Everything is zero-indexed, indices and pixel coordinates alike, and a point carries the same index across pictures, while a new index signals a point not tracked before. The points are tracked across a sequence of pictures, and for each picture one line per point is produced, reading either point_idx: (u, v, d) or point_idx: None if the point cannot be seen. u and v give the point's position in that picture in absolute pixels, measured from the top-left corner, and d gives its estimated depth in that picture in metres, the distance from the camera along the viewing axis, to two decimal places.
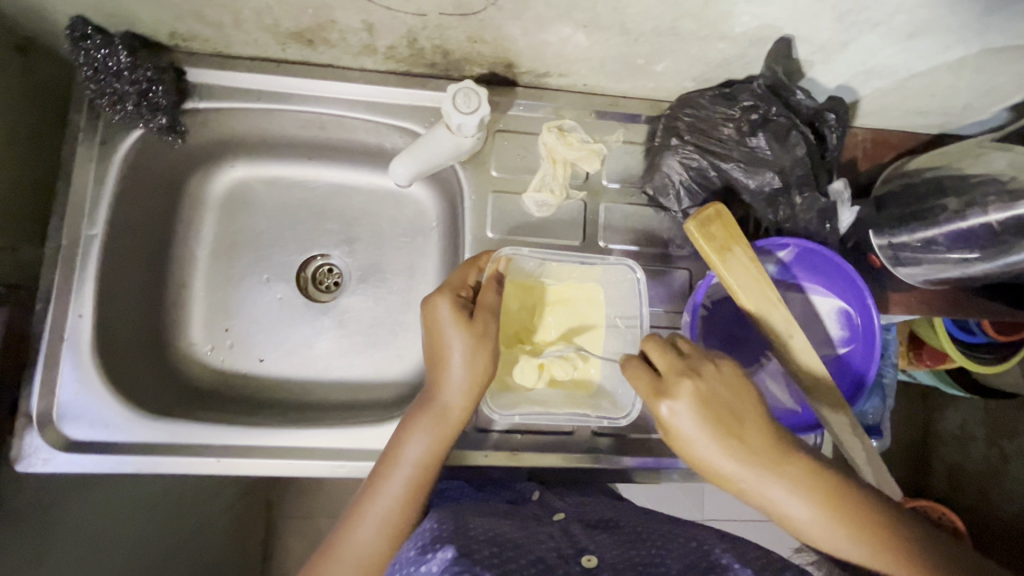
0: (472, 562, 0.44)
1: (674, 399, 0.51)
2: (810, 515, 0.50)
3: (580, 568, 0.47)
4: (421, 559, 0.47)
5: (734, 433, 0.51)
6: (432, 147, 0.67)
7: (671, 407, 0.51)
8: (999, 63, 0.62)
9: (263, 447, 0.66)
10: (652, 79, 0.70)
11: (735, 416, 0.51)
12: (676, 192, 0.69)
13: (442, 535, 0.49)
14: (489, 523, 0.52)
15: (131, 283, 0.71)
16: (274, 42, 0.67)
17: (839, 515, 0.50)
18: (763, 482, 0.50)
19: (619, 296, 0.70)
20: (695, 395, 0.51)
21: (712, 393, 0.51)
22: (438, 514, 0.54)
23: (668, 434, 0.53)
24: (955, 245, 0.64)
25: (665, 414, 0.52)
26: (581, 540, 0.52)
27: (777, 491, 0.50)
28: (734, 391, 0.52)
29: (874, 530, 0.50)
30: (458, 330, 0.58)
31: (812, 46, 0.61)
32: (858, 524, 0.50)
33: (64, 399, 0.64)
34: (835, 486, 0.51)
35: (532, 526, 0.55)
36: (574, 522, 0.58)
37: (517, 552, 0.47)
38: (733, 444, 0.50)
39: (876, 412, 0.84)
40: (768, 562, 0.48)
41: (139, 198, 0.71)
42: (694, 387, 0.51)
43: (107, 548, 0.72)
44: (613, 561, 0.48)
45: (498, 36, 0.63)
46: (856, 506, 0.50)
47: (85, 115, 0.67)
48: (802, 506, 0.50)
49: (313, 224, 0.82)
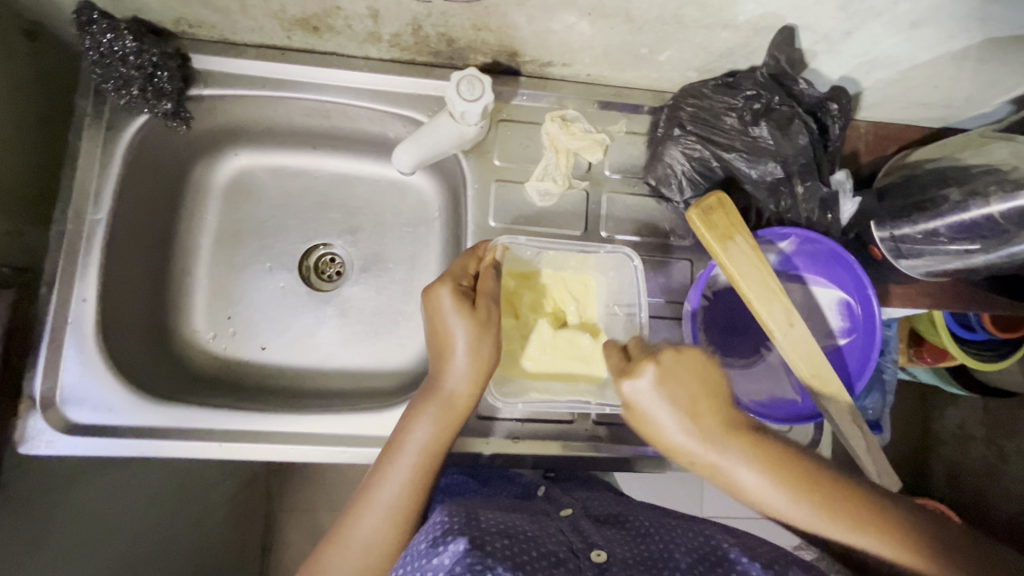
0: (485, 554, 0.43)
1: (636, 377, 0.53)
2: (789, 498, 0.50)
3: (590, 563, 0.46)
4: (432, 552, 0.44)
5: (699, 410, 0.52)
6: (438, 135, 0.67)
7: (635, 385, 0.53)
8: (1003, 53, 0.62)
9: (264, 433, 0.66)
10: (655, 69, 0.71)
11: (696, 395, 0.52)
12: (679, 182, 0.70)
13: (453, 527, 0.47)
14: (500, 517, 0.52)
15: (134, 269, 0.71)
16: (279, 29, 0.67)
17: (820, 496, 0.50)
18: (734, 463, 0.51)
19: (618, 283, 0.70)
20: (659, 371, 0.52)
21: (676, 371, 0.53)
22: (449, 507, 0.52)
23: (633, 413, 0.54)
24: (958, 237, 0.65)
25: (630, 393, 0.53)
26: (591, 535, 0.52)
27: (741, 472, 0.50)
28: (698, 373, 0.53)
29: (856, 508, 0.49)
30: (462, 318, 0.59)
31: (814, 35, 0.62)
32: (840, 503, 0.49)
33: (67, 382, 0.64)
34: (797, 466, 0.51)
35: (542, 521, 0.55)
36: (581, 517, 0.58)
37: (529, 544, 0.47)
38: (696, 421, 0.52)
39: (876, 408, 0.84)
40: (778, 555, 0.48)
41: (143, 184, 0.71)
42: (655, 366, 0.53)
43: (110, 533, 0.72)
44: (624, 556, 0.48)
45: (502, 23, 0.64)
46: (835, 486, 0.50)
47: (92, 100, 0.68)
48: (778, 489, 0.50)
49: (316, 214, 0.82)
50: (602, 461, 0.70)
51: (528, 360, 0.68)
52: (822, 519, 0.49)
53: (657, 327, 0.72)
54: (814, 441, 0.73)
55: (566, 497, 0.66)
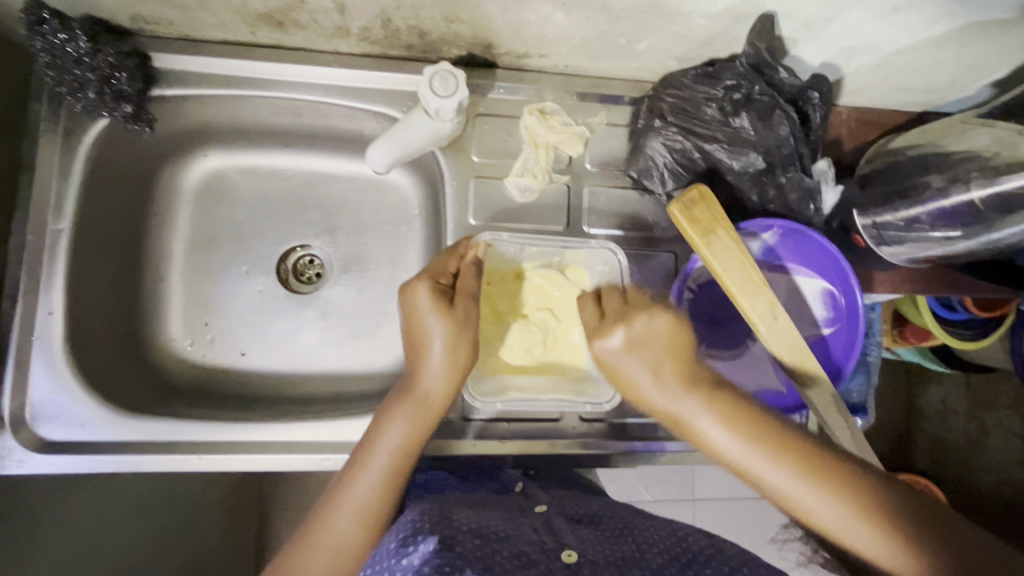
0: (455, 555, 0.42)
1: (606, 339, 0.55)
2: (746, 449, 0.50)
3: (561, 563, 0.45)
4: (403, 552, 0.45)
5: (667, 369, 0.53)
6: (415, 132, 0.65)
7: (603, 345, 0.55)
8: (983, 37, 0.62)
9: (245, 442, 0.65)
10: (634, 59, 0.69)
11: (664, 353, 0.53)
12: (660, 174, 0.68)
13: (424, 526, 0.47)
14: (474, 516, 0.51)
15: (102, 277, 0.69)
16: (243, 25, 0.65)
17: (782, 453, 0.49)
18: (690, 410, 0.52)
19: (601, 278, 0.69)
20: (627, 335, 0.54)
21: (644, 337, 0.53)
22: (421, 506, 0.52)
23: (605, 369, 0.56)
24: (939, 223, 0.65)
25: (598, 350, 0.55)
26: (564, 535, 0.52)
27: (701, 420, 0.51)
28: (669, 337, 0.54)
29: (820, 473, 0.48)
30: (440, 318, 0.57)
31: (795, 22, 0.60)
32: (801, 465, 0.48)
33: (37, 399, 0.62)
34: (762, 426, 0.50)
35: (516, 519, 0.54)
36: (555, 515, 0.58)
37: (500, 544, 0.46)
38: (662, 376, 0.53)
39: (861, 391, 0.83)
40: (746, 553, 0.48)
41: (107, 191, 0.69)
42: (626, 332, 0.54)
43: (91, 547, 0.70)
44: (595, 557, 0.47)
45: (475, 15, 0.61)
46: (802, 451, 0.49)
47: (47, 104, 0.65)
48: (734, 438, 0.50)
49: (293, 214, 0.80)
50: (588, 458, 0.70)
51: (508, 353, 0.67)
52: (790, 480, 0.48)
53: None
54: None
55: (540, 495, 0.66)
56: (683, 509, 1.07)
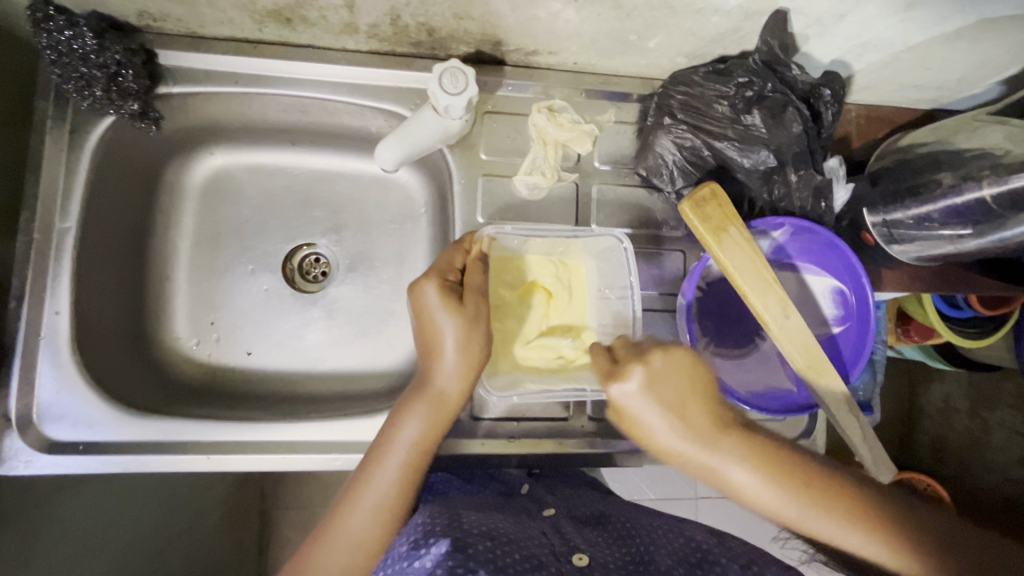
0: (467, 557, 0.42)
1: (624, 381, 0.53)
2: (780, 493, 0.51)
3: (571, 566, 0.45)
4: (414, 554, 0.45)
5: (688, 411, 0.52)
6: (421, 129, 0.65)
7: (624, 388, 0.52)
8: (994, 34, 0.61)
9: (253, 442, 0.64)
10: (644, 56, 0.69)
11: (684, 395, 0.53)
12: (670, 172, 0.69)
13: (435, 529, 0.47)
14: (483, 519, 0.51)
15: (108, 277, 0.68)
16: (251, 22, 0.64)
17: (814, 490, 0.51)
18: (721, 459, 0.51)
19: (608, 267, 0.68)
20: (645, 375, 0.52)
21: (665, 375, 0.53)
22: (430, 509, 0.52)
23: (620, 414, 0.54)
24: (950, 220, 0.64)
25: (617, 395, 0.53)
26: (572, 537, 0.51)
27: (733, 469, 0.51)
28: (687, 375, 0.53)
29: (860, 511, 0.50)
30: (450, 314, 0.57)
31: (807, 19, 0.60)
32: (841, 505, 0.50)
33: (44, 399, 0.62)
34: (790, 467, 0.52)
35: (523, 522, 0.54)
36: (563, 517, 0.57)
37: (511, 546, 0.46)
38: (686, 421, 0.52)
39: (867, 388, 0.83)
40: (759, 557, 0.48)
41: (113, 190, 0.68)
42: (645, 370, 0.53)
43: (97, 547, 0.70)
44: (605, 561, 0.46)
45: (485, 11, 0.61)
46: (835, 490, 0.51)
47: (53, 102, 0.64)
48: (767, 483, 0.51)
49: (298, 212, 0.79)
50: (596, 457, 0.70)
51: (520, 346, 0.67)
52: (831, 524, 0.50)
53: (653, 320, 0.71)
54: (808, 430, 0.73)
55: (549, 496, 0.65)
56: (689, 509, 1.07)
